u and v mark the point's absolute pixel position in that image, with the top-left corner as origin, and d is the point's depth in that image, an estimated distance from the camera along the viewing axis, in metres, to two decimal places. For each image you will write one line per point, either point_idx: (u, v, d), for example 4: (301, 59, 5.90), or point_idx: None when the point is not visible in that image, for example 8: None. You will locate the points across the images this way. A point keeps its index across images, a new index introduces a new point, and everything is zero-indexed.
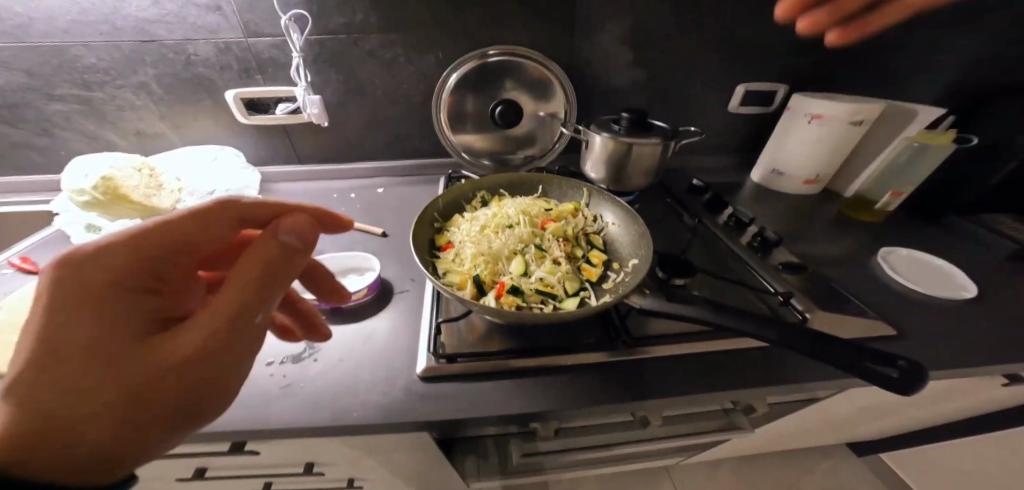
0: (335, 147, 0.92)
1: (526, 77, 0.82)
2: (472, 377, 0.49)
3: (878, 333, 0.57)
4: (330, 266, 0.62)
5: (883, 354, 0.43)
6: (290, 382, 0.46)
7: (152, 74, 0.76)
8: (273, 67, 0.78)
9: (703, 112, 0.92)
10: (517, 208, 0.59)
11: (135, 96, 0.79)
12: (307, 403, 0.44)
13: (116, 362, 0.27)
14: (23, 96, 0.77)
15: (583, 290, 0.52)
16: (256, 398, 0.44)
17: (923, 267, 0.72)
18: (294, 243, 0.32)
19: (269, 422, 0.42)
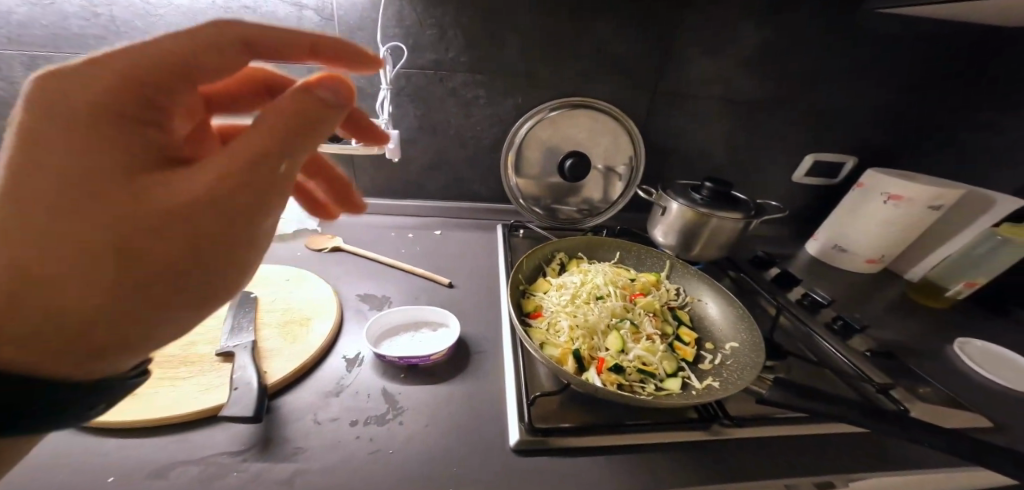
0: (397, 182, 0.92)
1: (598, 132, 0.82)
2: (566, 451, 0.46)
3: (975, 424, 0.54)
4: (403, 319, 0.59)
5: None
6: (380, 447, 0.44)
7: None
8: (358, 97, 0.80)
9: (765, 176, 0.93)
10: (604, 277, 0.57)
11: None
12: (401, 474, 0.41)
13: (112, 199, 0.23)
14: None
15: (682, 371, 0.49)
16: (345, 464, 0.41)
17: (1006, 362, 0.69)
18: (330, 100, 0.26)
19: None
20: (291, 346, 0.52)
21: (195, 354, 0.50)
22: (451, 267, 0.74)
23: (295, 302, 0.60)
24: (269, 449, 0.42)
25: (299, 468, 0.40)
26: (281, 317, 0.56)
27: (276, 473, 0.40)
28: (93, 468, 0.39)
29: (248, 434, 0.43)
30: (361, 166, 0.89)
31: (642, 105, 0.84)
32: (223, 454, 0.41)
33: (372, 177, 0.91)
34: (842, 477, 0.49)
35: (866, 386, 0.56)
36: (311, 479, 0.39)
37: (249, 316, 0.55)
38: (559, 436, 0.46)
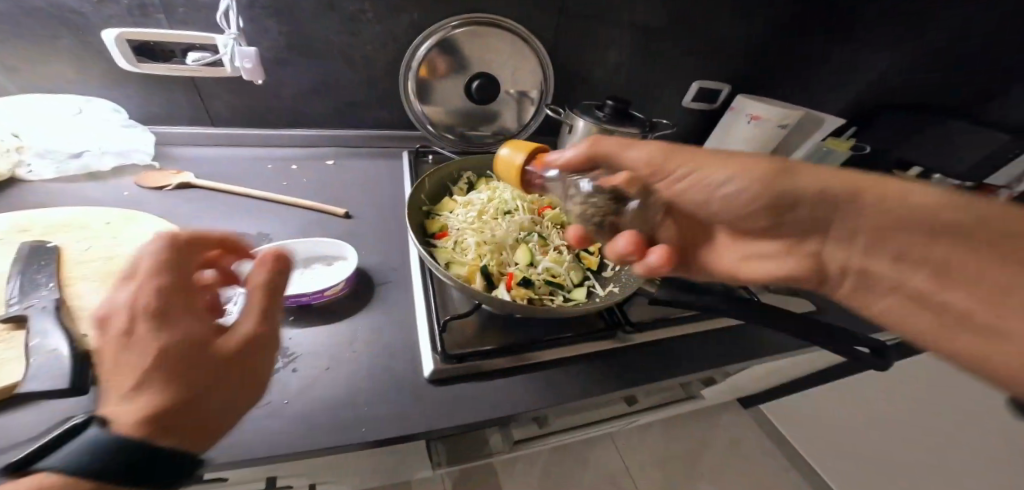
0: (266, 109, 0.75)
1: (505, 48, 0.76)
2: (476, 376, 0.45)
3: (807, 309, 0.66)
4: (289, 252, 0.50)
5: (855, 335, 0.46)
6: (265, 401, 0.37)
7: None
8: (185, 6, 0.60)
9: (663, 103, 0.98)
10: (512, 193, 0.55)
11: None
12: (289, 427, 0.36)
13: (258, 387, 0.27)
14: None
15: (588, 280, 0.51)
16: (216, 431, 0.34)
17: None
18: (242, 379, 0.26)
19: (241, 459, 0.33)
20: None
21: None
22: (348, 198, 0.65)
23: (125, 249, 0.46)
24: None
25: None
26: (104, 270, 0.43)
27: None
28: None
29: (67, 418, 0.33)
30: (211, 92, 0.70)
31: (547, 26, 0.79)
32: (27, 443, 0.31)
33: (232, 106, 0.73)
34: (721, 368, 0.54)
35: (732, 281, 0.64)
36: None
37: (46, 271, 0.40)
38: (473, 359, 0.45)
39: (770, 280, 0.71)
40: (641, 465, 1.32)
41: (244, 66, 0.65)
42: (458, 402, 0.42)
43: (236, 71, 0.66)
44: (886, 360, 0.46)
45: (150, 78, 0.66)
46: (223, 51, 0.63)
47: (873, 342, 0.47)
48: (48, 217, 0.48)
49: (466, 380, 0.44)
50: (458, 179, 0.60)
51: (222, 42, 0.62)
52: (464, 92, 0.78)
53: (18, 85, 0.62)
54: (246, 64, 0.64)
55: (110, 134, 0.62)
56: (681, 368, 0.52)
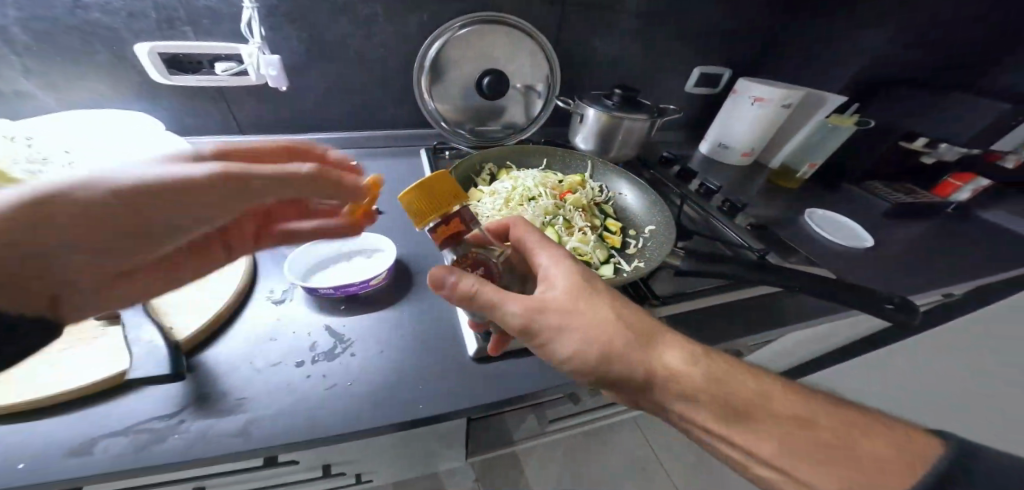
0: (287, 112, 0.77)
1: (514, 45, 0.79)
2: (520, 353, 0.45)
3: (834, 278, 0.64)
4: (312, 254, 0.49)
5: (872, 291, 0.47)
6: (335, 382, 0.37)
7: (15, 19, 0.55)
8: (210, 19, 0.63)
9: (668, 88, 1.02)
10: (534, 180, 0.59)
11: None
12: (360, 404, 0.36)
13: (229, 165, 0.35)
14: None
15: (613, 257, 0.53)
16: (298, 407, 0.35)
17: (834, 222, 0.82)
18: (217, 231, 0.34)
19: (324, 431, 0.34)
20: (201, 294, 0.41)
21: (64, 325, 0.37)
22: (377, 198, 0.66)
23: None
24: (204, 404, 0.33)
25: (246, 417, 0.33)
26: None
27: (222, 427, 0.32)
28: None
29: (175, 396, 0.34)
30: (241, 101, 0.73)
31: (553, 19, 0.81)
32: (155, 417, 0.32)
33: (260, 114, 0.76)
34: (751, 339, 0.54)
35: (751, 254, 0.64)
36: (263, 426, 0.33)
37: None
38: (516, 337, 0.45)
39: (788, 251, 0.68)
40: (668, 451, 1.32)
41: (270, 72, 0.68)
42: (507, 377, 0.42)
43: (261, 77, 0.69)
44: (915, 311, 0.45)
45: (178, 89, 0.68)
46: (249, 60, 0.66)
47: (898, 295, 0.47)
48: None
49: (507, 357, 0.44)
50: (480, 171, 0.63)
51: (249, 51, 0.65)
52: (472, 89, 0.81)
53: (62, 105, 0.65)
54: (272, 71, 0.68)
55: (154, 132, 0.60)
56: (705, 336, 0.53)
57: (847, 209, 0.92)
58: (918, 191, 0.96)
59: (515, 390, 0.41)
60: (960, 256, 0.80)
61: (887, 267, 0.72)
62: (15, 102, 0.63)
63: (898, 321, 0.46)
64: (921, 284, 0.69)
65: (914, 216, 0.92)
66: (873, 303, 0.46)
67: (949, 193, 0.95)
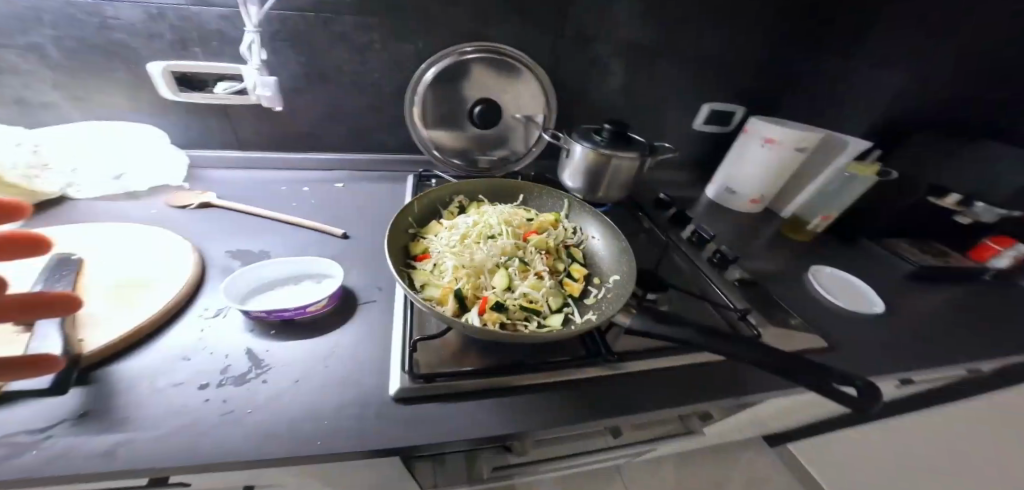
0: (285, 132, 0.80)
1: (509, 75, 0.80)
2: (446, 397, 0.43)
3: (816, 346, 0.56)
4: (253, 277, 0.48)
5: (829, 369, 0.39)
6: (234, 409, 0.36)
7: (49, 37, 0.61)
8: (219, 41, 0.67)
9: (673, 126, 0.98)
10: (499, 217, 0.57)
11: (21, 60, 0.62)
12: (252, 434, 0.34)
13: None
14: None
15: (567, 306, 0.50)
16: (183, 430, 0.33)
17: (842, 284, 0.74)
18: None
19: (199, 460, 0.32)
20: (130, 307, 0.41)
21: None
22: (352, 225, 0.67)
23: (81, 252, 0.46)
24: (83, 420, 0.32)
25: (123, 438, 0.32)
26: (102, 279, 0.43)
27: (93, 445, 0.31)
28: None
29: (60, 409, 0.33)
30: (242, 118, 0.76)
31: (550, 54, 0.82)
32: (25, 431, 0.31)
33: (261, 133, 0.79)
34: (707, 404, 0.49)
35: (730, 312, 0.58)
36: (137, 449, 0.31)
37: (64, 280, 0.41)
38: (443, 380, 0.43)
39: (782, 313, 0.61)
40: None
41: (266, 93, 0.70)
42: (420, 423, 0.39)
43: (259, 98, 0.72)
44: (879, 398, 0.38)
45: (188, 107, 0.73)
46: (248, 80, 0.69)
47: (864, 377, 0.39)
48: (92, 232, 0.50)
49: (430, 401, 0.42)
50: (449, 203, 0.62)
51: (247, 72, 0.68)
52: (464, 119, 0.82)
53: (84, 117, 0.70)
54: (268, 92, 0.70)
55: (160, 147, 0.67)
56: (662, 400, 0.49)
57: (865, 267, 0.84)
58: (949, 253, 0.86)
59: (428, 435, 0.39)
60: (996, 333, 0.70)
61: (899, 337, 0.63)
62: (43, 113, 0.68)
63: (854, 406, 0.37)
64: (942, 364, 0.60)
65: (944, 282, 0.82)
66: (824, 380, 0.38)
67: (987, 258, 0.86)
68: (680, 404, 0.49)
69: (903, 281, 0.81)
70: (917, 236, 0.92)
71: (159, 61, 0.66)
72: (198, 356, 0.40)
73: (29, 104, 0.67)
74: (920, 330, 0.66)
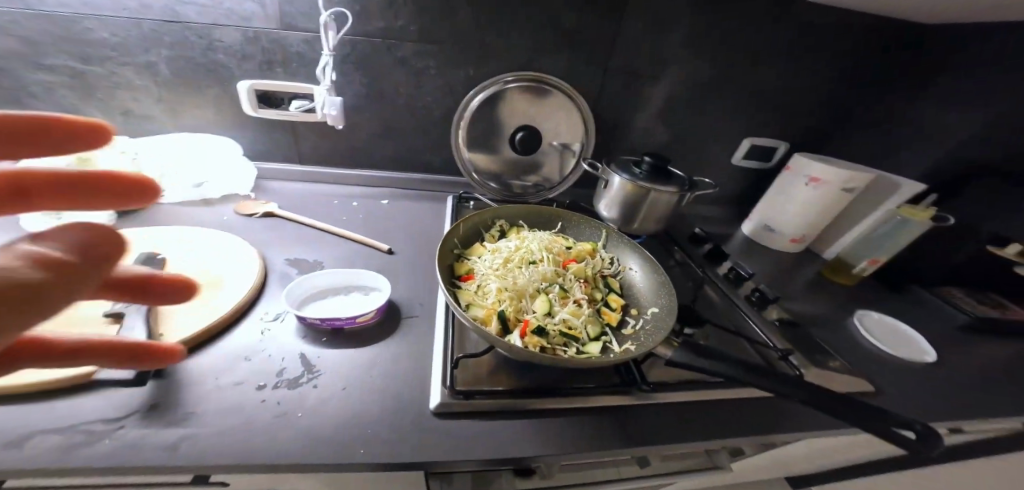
0: (341, 149, 0.86)
1: (552, 104, 0.83)
2: (484, 415, 0.44)
3: (862, 391, 0.54)
4: (311, 285, 0.52)
5: (883, 413, 0.38)
6: (287, 411, 0.38)
7: (168, 56, 0.70)
8: (299, 63, 0.75)
9: (710, 160, 0.99)
10: (539, 244, 0.59)
11: (137, 76, 0.72)
12: (298, 439, 0.36)
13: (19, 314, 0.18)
14: (7, 61, 0.67)
15: (604, 335, 0.50)
16: (237, 429, 0.36)
17: (891, 331, 0.70)
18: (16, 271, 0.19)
19: (251, 461, 0.34)
20: (199, 308, 0.45)
21: (73, 316, 0.40)
22: (397, 241, 0.70)
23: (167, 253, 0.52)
24: (153, 412, 0.35)
25: (186, 433, 0.34)
26: (182, 276, 0.48)
27: (161, 438, 0.33)
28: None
29: (134, 400, 0.36)
30: (306, 134, 0.83)
31: (594, 85, 0.85)
32: (98, 420, 0.34)
33: (321, 149, 0.85)
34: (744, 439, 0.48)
35: (771, 353, 0.57)
36: (197, 445, 0.34)
37: None
38: (480, 398, 0.44)
39: (827, 356, 0.59)
40: None
41: (331, 112, 0.77)
42: (458, 439, 0.40)
43: (325, 116, 0.78)
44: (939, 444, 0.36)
45: (261, 122, 0.80)
46: (318, 99, 0.76)
47: (920, 421, 0.38)
48: (172, 234, 0.56)
49: (468, 418, 0.43)
50: (491, 226, 0.64)
51: (319, 92, 0.75)
52: (506, 143, 0.86)
53: (174, 127, 0.79)
54: (333, 111, 0.76)
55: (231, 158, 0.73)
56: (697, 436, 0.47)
57: (915, 316, 0.80)
58: (1012, 308, 0.81)
59: (464, 453, 0.39)
60: None
61: (958, 393, 0.59)
62: (143, 122, 0.77)
63: (912, 449, 0.36)
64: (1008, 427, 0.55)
65: (1005, 338, 0.77)
66: (881, 424, 0.37)
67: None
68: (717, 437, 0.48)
69: (958, 333, 0.76)
70: (976, 287, 0.87)
71: (244, 80, 0.74)
72: (258, 358, 0.43)
73: (133, 114, 0.76)
74: (982, 389, 0.61)
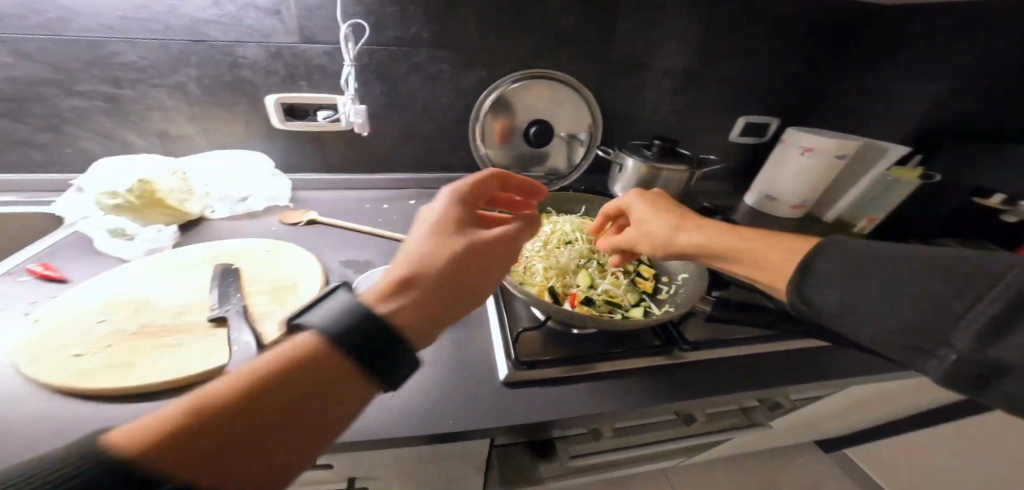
0: (365, 154, 0.90)
1: (560, 95, 0.88)
2: (549, 382, 0.49)
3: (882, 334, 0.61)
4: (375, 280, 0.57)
5: None
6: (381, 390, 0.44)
7: (192, 76, 0.73)
8: (320, 74, 0.78)
9: (711, 139, 1.05)
10: (571, 226, 0.64)
11: (167, 97, 0.75)
12: (398, 416, 0.42)
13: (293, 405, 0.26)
14: (44, 91, 0.70)
15: (643, 301, 0.56)
16: None
17: None
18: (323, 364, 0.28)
19: (365, 433, 0.40)
20: (285, 307, 0.50)
21: (187, 321, 0.46)
22: None
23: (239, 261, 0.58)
24: None
25: None
26: (261, 283, 0.54)
27: None
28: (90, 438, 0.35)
29: None
30: (331, 143, 0.87)
31: (599, 75, 0.90)
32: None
33: (346, 157, 0.89)
34: (779, 390, 0.54)
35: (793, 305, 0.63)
36: None
37: (234, 285, 0.51)
38: (542, 367, 0.50)
39: None
40: None
41: (356, 120, 0.81)
42: (532, 403, 0.46)
43: (349, 124, 0.83)
44: None
45: (289, 134, 0.84)
46: (342, 109, 0.79)
47: None
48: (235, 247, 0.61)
49: (536, 385, 0.49)
50: None
51: (342, 102, 0.78)
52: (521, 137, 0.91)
53: (207, 144, 0.82)
54: (358, 119, 0.81)
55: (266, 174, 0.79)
56: (734, 387, 0.53)
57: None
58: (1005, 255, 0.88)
59: (538, 414, 0.45)
60: None
61: None
62: (178, 141, 0.81)
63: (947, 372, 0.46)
64: None
65: None
66: None
67: None
68: (752, 385, 0.54)
69: None
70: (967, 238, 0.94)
71: (271, 94, 0.77)
72: None
73: (168, 134, 0.79)
74: None
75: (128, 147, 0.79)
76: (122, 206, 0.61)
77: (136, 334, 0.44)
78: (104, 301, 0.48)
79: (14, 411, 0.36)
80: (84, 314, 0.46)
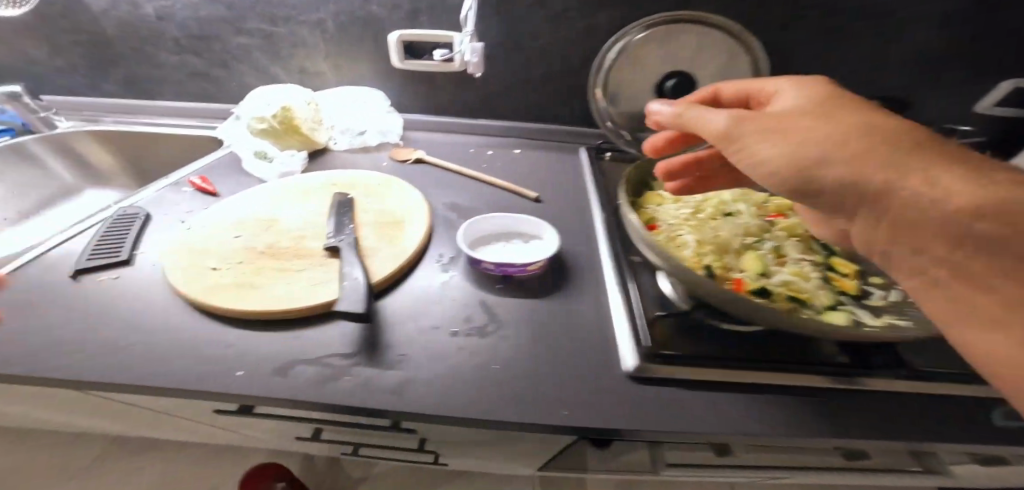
0: (477, 101, 0.84)
1: (712, 40, 0.67)
2: (697, 382, 0.36)
3: None
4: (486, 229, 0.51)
5: None
6: (484, 360, 0.36)
7: (330, 13, 0.74)
8: (442, 10, 0.73)
9: (928, 104, 0.75)
10: (733, 194, 0.50)
11: (309, 34, 0.77)
12: (503, 392, 0.34)
13: None
14: (216, 28, 0.76)
15: (841, 305, 0.40)
16: (440, 373, 0.34)
17: None
18: None
19: (459, 407, 0.32)
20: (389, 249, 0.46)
21: (306, 249, 0.46)
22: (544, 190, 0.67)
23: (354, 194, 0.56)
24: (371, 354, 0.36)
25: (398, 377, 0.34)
26: (372, 218, 0.51)
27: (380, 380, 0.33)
28: (205, 354, 0.35)
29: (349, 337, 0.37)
30: (444, 86, 0.82)
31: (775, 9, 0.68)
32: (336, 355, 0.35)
33: (458, 103, 0.84)
34: None
35: None
36: (411, 385, 0.33)
37: (348, 215, 0.50)
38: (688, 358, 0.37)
39: None
40: None
41: (471, 60, 0.73)
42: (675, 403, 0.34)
43: (462, 64, 0.76)
44: None
45: (407, 76, 0.82)
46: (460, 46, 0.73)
47: None
48: (352, 176, 0.60)
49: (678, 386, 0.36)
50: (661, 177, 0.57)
51: (461, 38, 0.72)
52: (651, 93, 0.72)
53: (336, 84, 0.84)
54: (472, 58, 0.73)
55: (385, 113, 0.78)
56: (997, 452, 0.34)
57: None
58: None
59: (686, 426, 0.32)
60: None
61: None
62: (313, 80, 0.83)
63: None
64: None
65: None
66: None
67: None
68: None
69: None
70: None
71: (394, 31, 0.75)
72: (450, 302, 0.43)
73: (307, 72, 0.82)
74: None
75: (276, 83, 0.83)
76: (266, 130, 0.65)
77: (266, 252, 0.45)
78: (244, 218, 0.51)
79: (153, 310, 0.39)
80: (225, 229, 0.49)
